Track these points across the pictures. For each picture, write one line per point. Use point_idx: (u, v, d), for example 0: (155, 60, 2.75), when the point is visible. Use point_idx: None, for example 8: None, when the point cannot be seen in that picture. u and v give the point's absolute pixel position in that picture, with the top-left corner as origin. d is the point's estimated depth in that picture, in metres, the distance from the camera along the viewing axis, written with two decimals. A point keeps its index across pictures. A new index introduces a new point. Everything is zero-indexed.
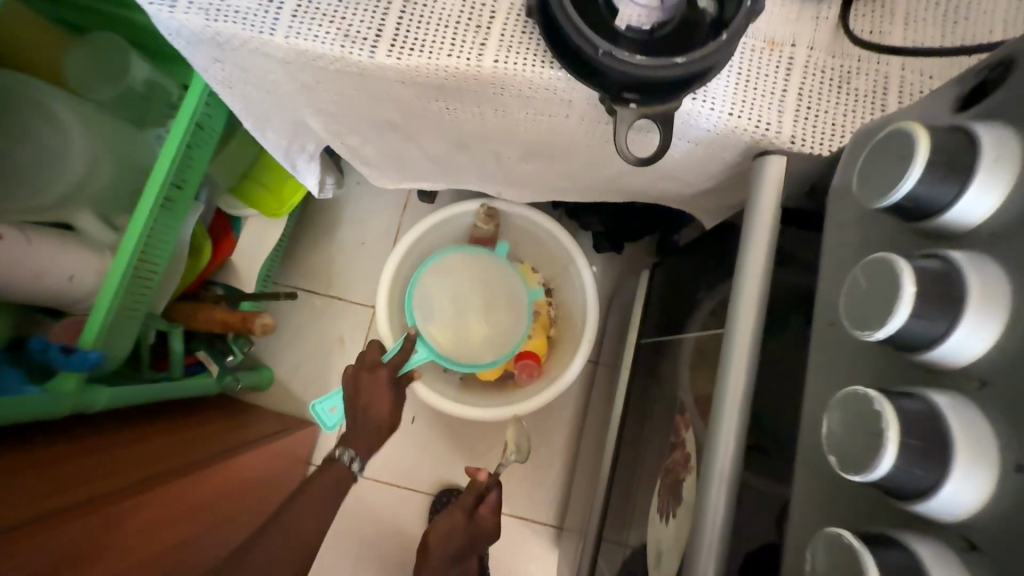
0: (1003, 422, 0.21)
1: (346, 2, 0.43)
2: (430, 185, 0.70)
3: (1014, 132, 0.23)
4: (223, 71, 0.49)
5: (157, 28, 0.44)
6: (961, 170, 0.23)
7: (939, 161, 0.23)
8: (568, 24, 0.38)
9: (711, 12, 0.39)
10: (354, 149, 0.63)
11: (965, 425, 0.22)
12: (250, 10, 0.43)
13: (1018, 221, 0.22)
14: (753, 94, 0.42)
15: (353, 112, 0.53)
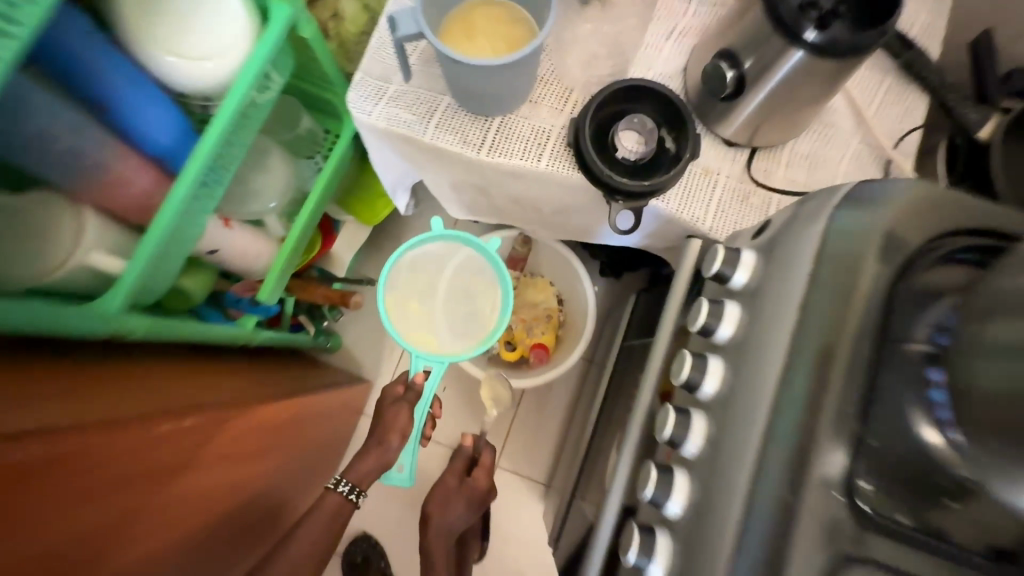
0: (732, 364, 0.51)
1: (467, 123, 0.75)
2: (488, 219, 1.02)
3: (755, 255, 0.54)
4: (381, 145, 0.82)
5: (355, 124, 0.77)
6: (733, 262, 0.55)
7: (727, 258, 0.55)
8: (589, 155, 0.70)
9: (671, 149, 0.73)
10: (444, 193, 0.95)
11: (716, 365, 0.52)
12: (411, 121, 0.75)
13: (754, 284, 0.53)
14: (691, 200, 0.73)
15: (453, 175, 0.85)
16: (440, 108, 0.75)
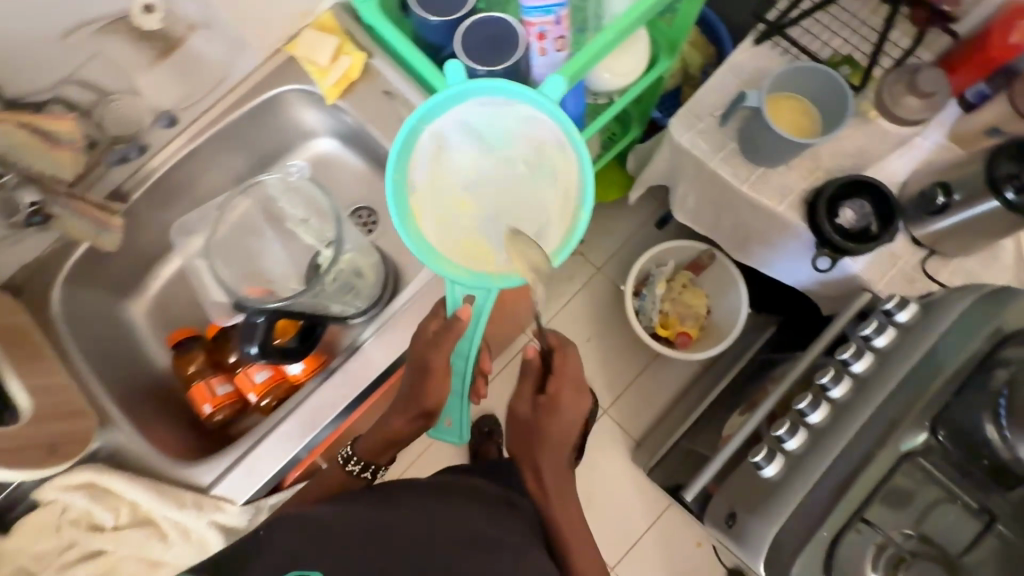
0: (875, 361, 0.83)
1: (742, 164, 1.10)
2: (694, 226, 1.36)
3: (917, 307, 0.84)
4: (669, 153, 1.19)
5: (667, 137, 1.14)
6: (904, 304, 0.85)
7: (900, 302, 0.85)
8: (822, 216, 1.02)
9: (877, 229, 1.03)
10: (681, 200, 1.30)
11: (867, 358, 0.82)
12: (705, 148, 1.11)
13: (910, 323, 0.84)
14: (871, 266, 1.05)
15: (703, 191, 1.21)
16: (728, 148, 1.10)
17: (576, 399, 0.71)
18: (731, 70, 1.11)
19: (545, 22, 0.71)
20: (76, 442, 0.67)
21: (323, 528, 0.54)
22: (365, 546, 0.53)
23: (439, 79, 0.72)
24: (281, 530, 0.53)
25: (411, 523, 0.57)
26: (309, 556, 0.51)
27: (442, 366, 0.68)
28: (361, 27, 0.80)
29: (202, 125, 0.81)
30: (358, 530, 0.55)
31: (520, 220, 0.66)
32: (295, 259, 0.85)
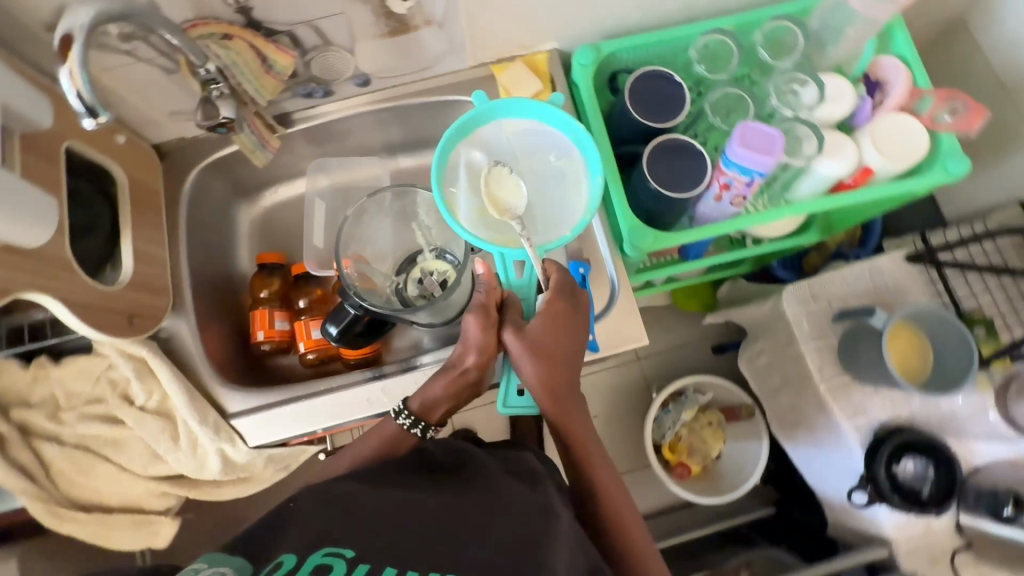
0: None
1: (833, 365, 1.03)
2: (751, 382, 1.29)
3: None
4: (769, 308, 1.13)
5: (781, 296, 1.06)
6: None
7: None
8: (884, 453, 0.95)
9: (924, 498, 0.96)
10: (753, 353, 1.24)
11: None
12: (806, 330, 1.05)
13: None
14: (903, 525, 0.98)
15: (781, 359, 1.14)
16: (827, 342, 1.04)
17: (579, 320, 0.64)
18: (867, 267, 1.06)
19: (737, 177, 0.70)
20: (151, 321, 0.72)
21: (362, 516, 0.48)
22: (401, 543, 0.46)
23: (614, 176, 0.76)
24: (313, 502, 0.49)
25: (445, 513, 0.50)
26: (345, 533, 0.46)
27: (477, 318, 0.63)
28: (567, 87, 0.84)
29: (384, 95, 0.84)
30: (400, 517, 0.48)
31: (556, 195, 0.71)
32: (403, 254, 0.86)
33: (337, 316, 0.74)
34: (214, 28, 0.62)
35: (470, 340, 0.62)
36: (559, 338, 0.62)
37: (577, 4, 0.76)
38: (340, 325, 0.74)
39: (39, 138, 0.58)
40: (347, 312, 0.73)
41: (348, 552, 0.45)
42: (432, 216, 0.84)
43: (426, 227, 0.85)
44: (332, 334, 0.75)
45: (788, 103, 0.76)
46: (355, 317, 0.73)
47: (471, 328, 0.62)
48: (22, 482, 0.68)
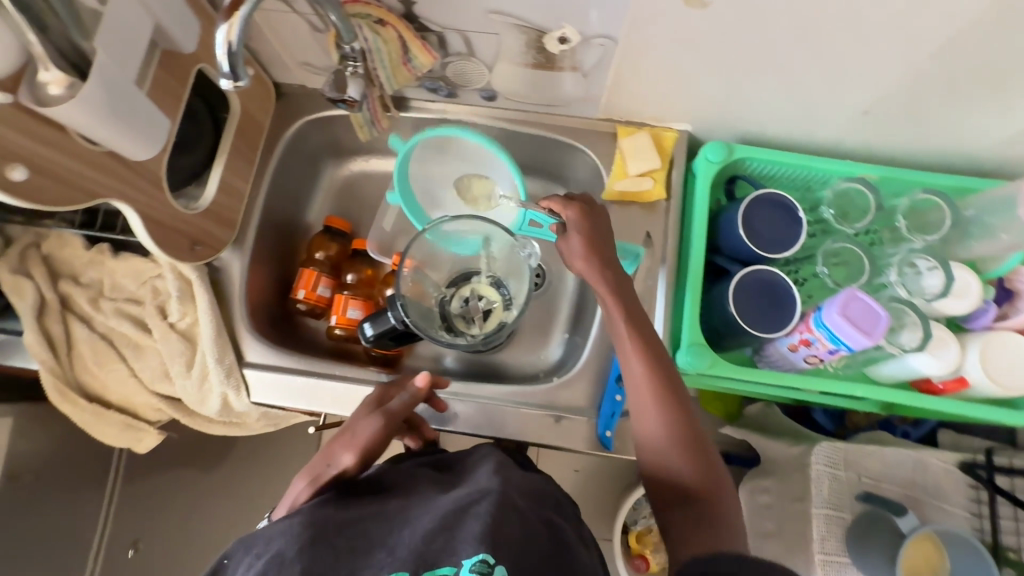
0: None
1: (842, 542, 0.88)
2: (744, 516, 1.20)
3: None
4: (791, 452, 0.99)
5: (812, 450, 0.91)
6: None
7: None
8: None
9: None
10: None
11: None
12: (826, 495, 0.89)
13: None
14: None
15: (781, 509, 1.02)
16: (844, 515, 0.89)
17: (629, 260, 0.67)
18: (916, 457, 0.92)
19: (822, 340, 0.65)
20: (209, 250, 0.73)
21: (286, 556, 0.44)
22: (332, 563, 0.44)
23: (694, 290, 0.74)
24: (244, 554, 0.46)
25: (375, 525, 0.48)
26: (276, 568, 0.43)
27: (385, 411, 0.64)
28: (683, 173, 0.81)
29: (503, 114, 0.83)
30: (329, 537, 0.46)
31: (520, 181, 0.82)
32: (459, 267, 0.84)
33: (377, 321, 0.73)
34: (370, 10, 0.61)
35: (328, 453, 0.61)
36: (595, 250, 0.67)
37: (727, 101, 0.72)
38: (377, 333, 0.73)
39: (176, 58, 0.59)
40: (387, 322, 0.72)
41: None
42: (501, 255, 0.82)
43: (492, 258, 0.83)
44: (366, 336, 0.73)
45: (907, 283, 0.70)
46: (394, 329, 0.73)
47: (368, 425, 0.63)
48: (44, 352, 0.70)
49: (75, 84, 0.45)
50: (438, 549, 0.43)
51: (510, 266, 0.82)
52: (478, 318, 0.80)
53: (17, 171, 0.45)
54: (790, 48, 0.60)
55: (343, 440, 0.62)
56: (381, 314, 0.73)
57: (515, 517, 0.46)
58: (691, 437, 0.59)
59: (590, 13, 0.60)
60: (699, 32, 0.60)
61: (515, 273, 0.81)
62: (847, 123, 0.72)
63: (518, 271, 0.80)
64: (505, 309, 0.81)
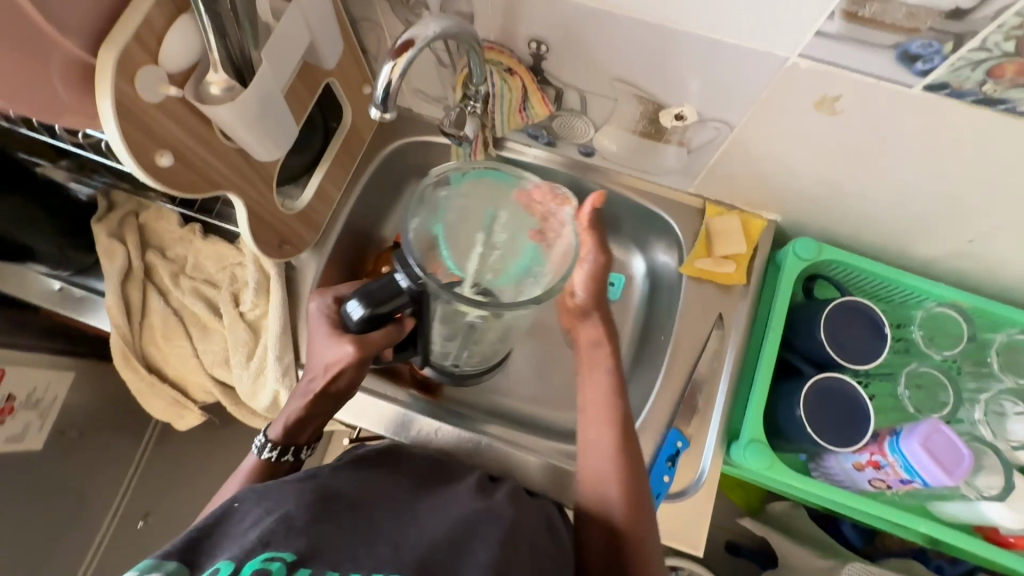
0: None
1: None
2: None
3: None
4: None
5: None
6: None
7: None
8: None
9: None
10: None
11: None
12: None
13: None
14: None
15: None
16: None
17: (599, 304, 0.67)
18: None
19: (894, 465, 0.63)
20: (293, 249, 0.74)
21: (290, 517, 0.42)
22: (338, 539, 0.42)
23: (761, 384, 0.72)
24: (255, 509, 0.43)
25: (386, 513, 0.46)
26: (288, 533, 0.41)
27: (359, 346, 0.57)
28: (766, 261, 0.80)
29: (595, 170, 0.84)
30: (338, 521, 0.43)
31: None
32: (425, 251, 0.58)
33: (375, 302, 0.55)
34: (503, 60, 0.65)
35: (317, 373, 0.59)
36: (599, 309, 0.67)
37: (829, 202, 0.71)
38: (367, 323, 0.56)
39: (314, 70, 0.61)
40: (394, 285, 0.55)
41: (286, 553, 0.39)
42: (508, 222, 0.64)
43: (489, 240, 0.63)
44: (351, 326, 0.57)
45: (991, 424, 0.66)
46: (406, 304, 0.55)
47: (332, 354, 0.57)
48: (120, 317, 0.73)
49: (234, 88, 0.47)
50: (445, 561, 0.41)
51: (514, 252, 0.63)
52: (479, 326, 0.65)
53: (164, 158, 0.47)
54: (911, 166, 0.60)
55: (328, 366, 0.57)
56: (378, 289, 0.55)
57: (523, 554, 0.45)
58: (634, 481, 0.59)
59: (712, 100, 0.61)
60: (820, 135, 0.60)
61: (521, 243, 0.63)
62: (947, 245, 0.70)
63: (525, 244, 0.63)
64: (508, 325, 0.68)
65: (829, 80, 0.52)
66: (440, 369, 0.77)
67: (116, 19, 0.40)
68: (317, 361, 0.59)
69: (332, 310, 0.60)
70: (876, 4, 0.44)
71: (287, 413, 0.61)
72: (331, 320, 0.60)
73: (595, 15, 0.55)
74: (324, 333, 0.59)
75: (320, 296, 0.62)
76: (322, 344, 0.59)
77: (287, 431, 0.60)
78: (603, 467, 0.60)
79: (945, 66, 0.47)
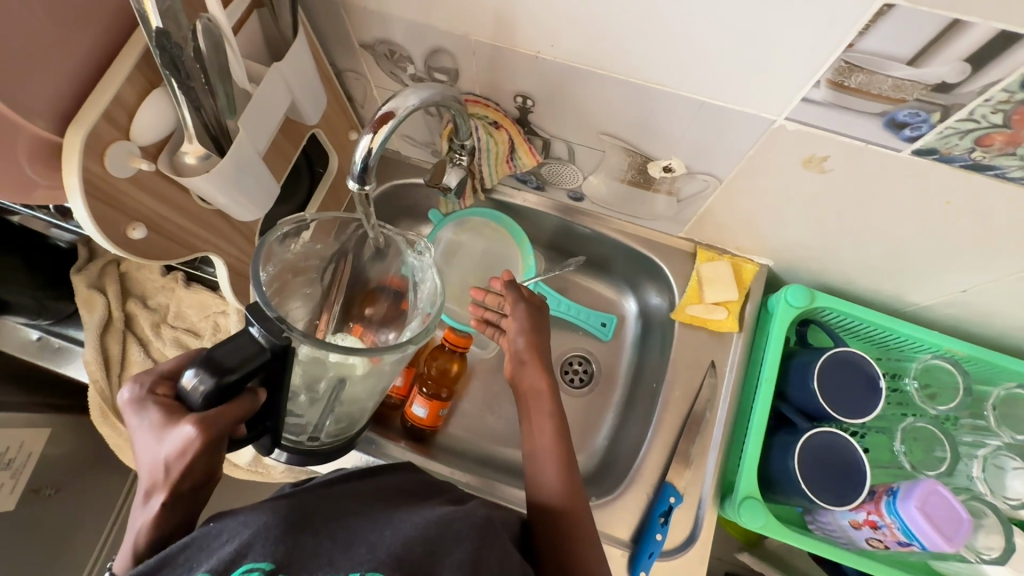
0: None
1: None
2: None
3: None
4: None
5: None
6: None
7: None
8: None
9: None
10: None
11: None
12: None
13: None
14: None
15: None
16: None
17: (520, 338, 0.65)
18: None
19: (891, 527, 0.62)
20: None
21: (259, 531, 0.39)
22: (316, 548, 0.39)
23: (755, 436, 0.70)
24: (229, 521, 0.40)
25: (360, 522, 0.42)
26: (264, 541, 0.38)
27: (199, 431, 0.39)
28: (758, 307, 0.78)
29: (585, 213, 0.83)
30: (314, 531, 0.40)
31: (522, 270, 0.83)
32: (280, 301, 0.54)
33: (217, 369, 0.39)
34: (489, 113, 0.65)
35: (155, 474, 0.41)
36: (539, 350, 0.64)
37: (821, 253, 0.70)
38: (211, 399, 0.40)
39: (296, 125, 0.60)
40: (249, 344, 0.41)
41: (263, 562, 0.37)
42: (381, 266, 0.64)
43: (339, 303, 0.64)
44: (190, 404, 0.40)
45: (988, 480, 0.65)
46: (266, 366, 0.42)
47: (161, 447, 0.40)
48: (98, 371, 0.71)
49: (210, 156, 0.46)
50: (417, 559, 0.39)
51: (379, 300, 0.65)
52: (348, 383, 0.57)
53: (137, 231, 0.46)
54: (904, 222, 0.59)
55: (170, 461, 0.40)
56: (225, 351, 0.40)
57: (496, 547, 0.42)
58: (579, 494, 0.56)
59: (700, 155, 0.60)
60: (808, 191, 0.59)
61: (379, 302, 0.65)
62: (941, 294, 0.68)
63: (395, 298, 0.64)
64: (379, 380, 0.59)
65: (817, 142, 0.52)
66: (297, 450, 0.64)
67: (87, 98, 0.40)
68: (151, 463, 0.40)
69: (160, 391, 0.42)
70: (861, 76, 0.43)
71: (131, 535, 0.41)
72: (163, 404, 0.41)
73: (582, 73, 0.55)
74: (150, 420, 0.41)
75: (135, 382, 0.43)
76: (148, 437, 0.40)
77: (140, 559, 0.41)
78: (548, 467, 0.57)
79: (933, 134, 0.46)
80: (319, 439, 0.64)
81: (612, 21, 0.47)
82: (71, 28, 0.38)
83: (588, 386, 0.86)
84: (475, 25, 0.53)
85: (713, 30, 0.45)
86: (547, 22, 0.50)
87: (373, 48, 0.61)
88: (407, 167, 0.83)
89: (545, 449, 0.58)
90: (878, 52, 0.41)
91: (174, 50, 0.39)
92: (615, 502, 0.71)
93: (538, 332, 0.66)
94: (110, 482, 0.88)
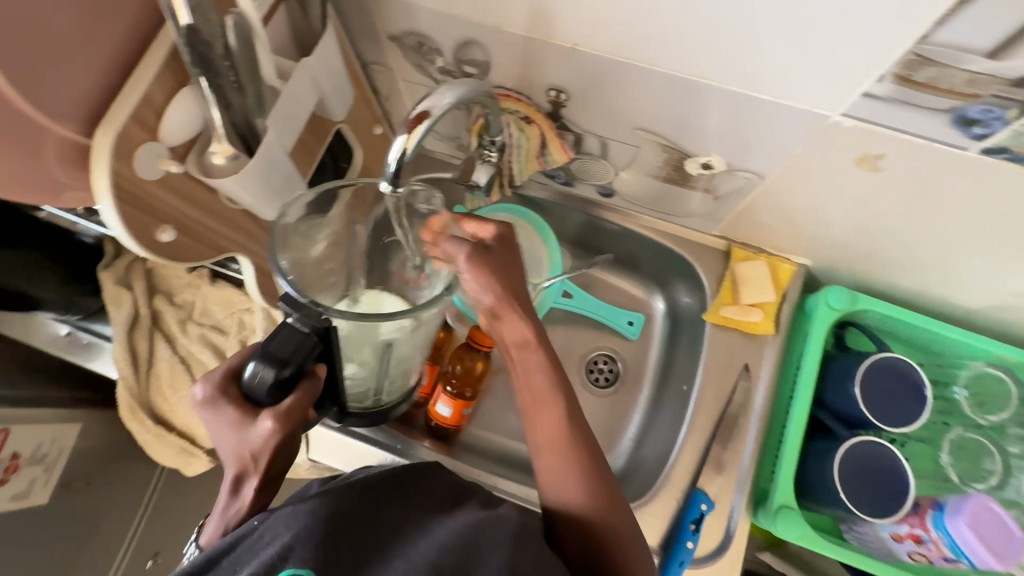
0: None
1: None
2: None
3: None
4: None
5: None
6: None
7: None
8: None
9: None
10: None
11: None
12: None
13: None
14: None
15: None
16: None
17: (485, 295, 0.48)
18: None
19: (937, 541, 0.61)
20: None
21: (298, 536, 0.37)
22: (355, 558, 0.38)
23: (791, 442, 0.68)
24: (269, 521, 0.39)
25: (398, 532, 0.41)
26: (305, 546, 0.37)
27: (282, 419, 0.41)
28: (795, 308, 0.76)
29: (615, 210, 0.80)
30: (351, 537, 0.39)
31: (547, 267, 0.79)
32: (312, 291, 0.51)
33: (276, 364, 0.40)
34: (521, 107, 0.62)
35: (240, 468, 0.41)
36: (516, 295, 0.48)
37: (867, 253, 0.66)
38: (283, 389, 0.41)
39: (323, 121, 0.58)
40: (297, 333, 0.41)
41: (306, 569, 0.36)
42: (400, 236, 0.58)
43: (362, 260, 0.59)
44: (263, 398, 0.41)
45: None
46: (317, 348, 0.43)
47: (248, 439, 0.40)
48: (126, 368, 0.72)
49: (239, 156, 0.45)
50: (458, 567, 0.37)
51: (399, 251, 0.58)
52: (395, 346, 0.55)
53: (166, 234, 0.45)
54: (960, 224, 0.55)
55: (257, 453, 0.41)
56: (278, 343, 0.41)
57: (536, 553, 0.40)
58: (591, 455, 0.49)
59: (743, 152, 0.57)
60: (857, 191, 0.56)
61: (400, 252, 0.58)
62: (993, 298, 0.65)
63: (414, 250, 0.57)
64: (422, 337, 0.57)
65: (873, 140, 0.49)
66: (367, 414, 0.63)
67: (114, 100, 0.39)
68: (238, 458, 0.41)
69: (232, 389, 0.42)
70: (932, 70, 0.40)
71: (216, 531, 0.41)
72: (239, 403, 0.42)
73: (621, 66, 0.52)
74: (231, 418, 0.41)
75: (203, 382, 0.42)
76: (229, 435, 0.41)
77: None
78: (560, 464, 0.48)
79: (1006, 132, 0.43)
80: (383, 400, 0.64)
81: (657, 11, 0.45)
82: (100, 24, 0.37)
83: (614, 386, 0.84)
84: (509, 16, 0.51)
85: (767, 21, 0.42)
86: (587, 11, 0.47)
87: (401, 40, 0.59)
88: (431, 161, 0.81)
89: (544, 418, 0.49)
90: (952, 44, 0.38)
91: (203, 47, 0.38)
92: (645, 506, 0.69)
93: (503, 270, 0.49)
94: (137, 474, 0.89)
